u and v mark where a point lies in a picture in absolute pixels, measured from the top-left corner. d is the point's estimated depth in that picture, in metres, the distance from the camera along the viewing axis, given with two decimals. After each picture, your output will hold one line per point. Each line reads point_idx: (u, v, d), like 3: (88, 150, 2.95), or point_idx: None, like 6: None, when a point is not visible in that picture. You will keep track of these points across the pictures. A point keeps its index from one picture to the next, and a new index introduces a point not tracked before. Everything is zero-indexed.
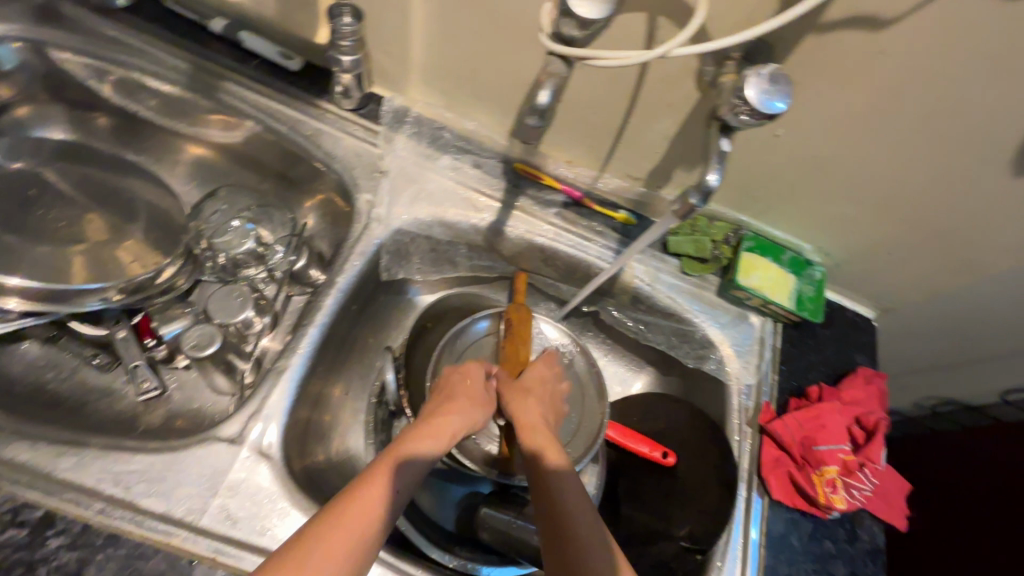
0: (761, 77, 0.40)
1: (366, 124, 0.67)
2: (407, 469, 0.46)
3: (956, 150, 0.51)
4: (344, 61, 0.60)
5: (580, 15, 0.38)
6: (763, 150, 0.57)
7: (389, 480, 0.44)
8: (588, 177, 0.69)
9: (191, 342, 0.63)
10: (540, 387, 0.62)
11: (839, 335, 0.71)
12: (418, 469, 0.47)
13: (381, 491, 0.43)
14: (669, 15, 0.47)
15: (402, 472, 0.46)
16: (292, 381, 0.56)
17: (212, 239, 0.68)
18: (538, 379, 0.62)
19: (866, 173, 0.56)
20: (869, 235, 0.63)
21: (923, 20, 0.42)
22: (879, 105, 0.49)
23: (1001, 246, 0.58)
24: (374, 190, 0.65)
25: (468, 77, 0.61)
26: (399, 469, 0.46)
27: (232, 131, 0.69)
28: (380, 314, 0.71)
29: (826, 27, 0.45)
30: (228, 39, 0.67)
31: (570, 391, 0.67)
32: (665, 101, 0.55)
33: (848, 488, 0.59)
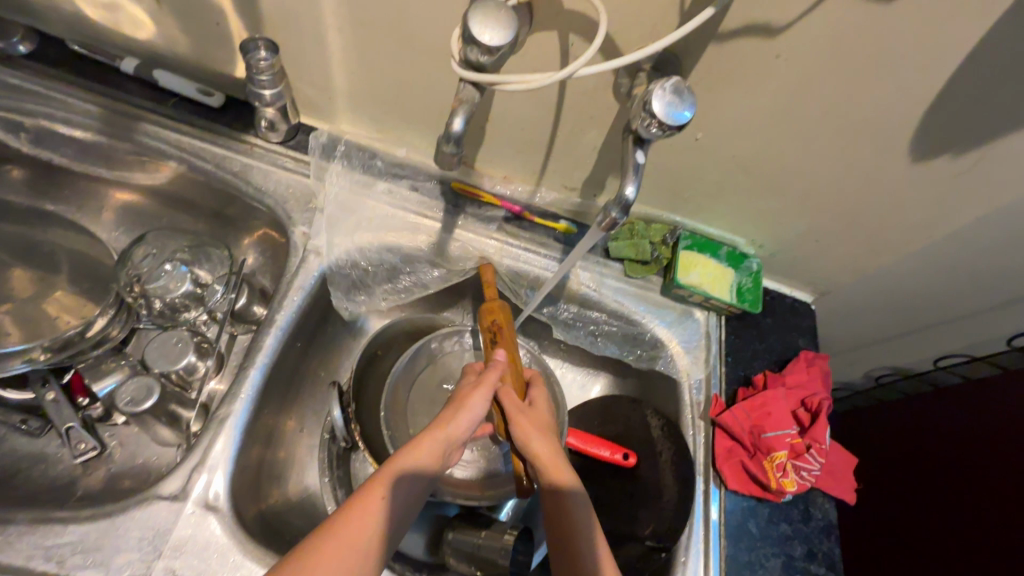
0: (666, 90, 0.42)
1: (296, 155, 0.67)
2: (397, 495, 0.45)
3: (861, 140, 0.53)
4: (266, 94, 0.59)
5: (484, 42, 0.39)
6: (687, 154, 0.59)
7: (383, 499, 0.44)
8: (525, 192, 0.70)
9: (127, 397, 0.61)
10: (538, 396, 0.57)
11: (780, 322, 0.74)
12: (413, 484, 0.46)
13: (375, 513, 0.43)
14: (576, 32, 0.48)
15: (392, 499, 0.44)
16: (237, 427, 0.55)
17: (145, 284, 0.64)
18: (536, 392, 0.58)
19: (784, 169, 0.58)
20: (795, 225, 0.66)
21: (811, 24, 0.44)
22: (784, 104, 0.51)
23: (912, 225, 0.62)
24: (309, 222, 0.64)
25: (393, 102, 0.61)
26: (392, 488, 0.45)
27: (156, 172, 0.67)
28: (329, 346, 0.70)
29: (726, 36, 0.47)
30: (142, 80, 0.65)
31: None
32: (586, 115, 0.56)
33: (798, 470, 0.61)
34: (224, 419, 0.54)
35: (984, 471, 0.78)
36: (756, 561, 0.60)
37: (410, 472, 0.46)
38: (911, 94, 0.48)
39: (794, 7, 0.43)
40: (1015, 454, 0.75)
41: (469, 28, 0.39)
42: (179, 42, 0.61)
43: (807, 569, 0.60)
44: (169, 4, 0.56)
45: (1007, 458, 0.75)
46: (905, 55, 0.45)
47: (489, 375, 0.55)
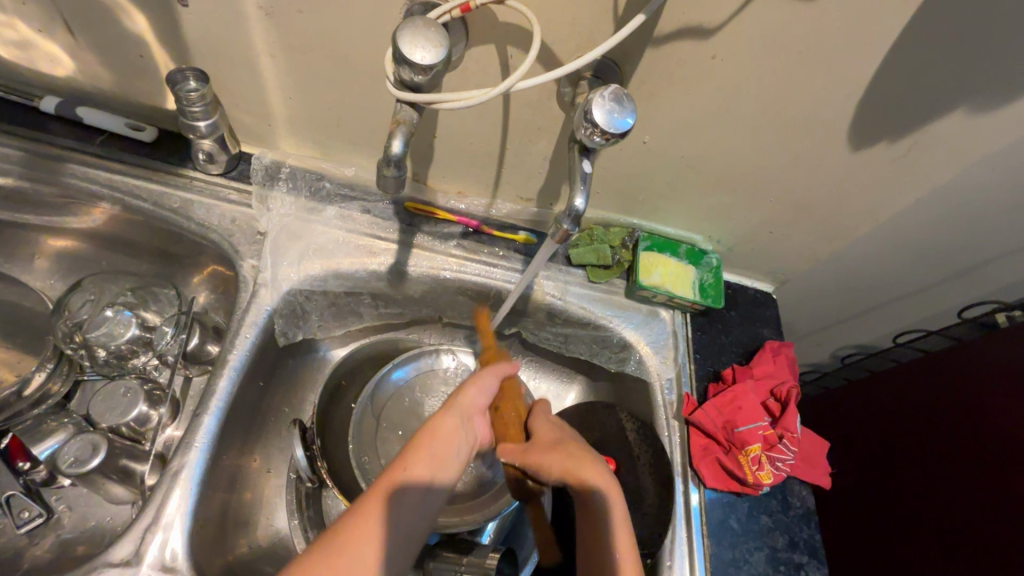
0: (605, 98, 0.42)
1: (238, 186, 0.64)
2: (400, 506, 0.43)
3: (802, 132, 0.54)
4: (200, 126, 0.57)
5: (416, 61, 0.38)
6: (636, 158, 0.59)
7: (383, 514, 0.42)
8: (481, 206, 0.68)
9: (70, 459, 0.56)
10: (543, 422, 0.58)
11: (744, 314, 0.75)
12: (413, 496, 0.45)
13: (376, 528, 0.41)
14: (515, 44, 0.47)
15: (395, 511, 0.43)
16: (194, 478, 0.52)
17: (86, 333, 0.61)
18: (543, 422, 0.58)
19: (733, 165, 0.59)
20: (749, 219, 0.67)
21: (740, 25, 0.45)
22: (723, 103, 0.52)
23: (859, 209, 0.64)
24: (258, 254, 0.62)
25: (336, 124, 0.60)
26: (393, 502, 0.43)
27: (89, 215, 0.63)
28: (290, 380, 0.67)
29: (662, 40, 0.46)
30: (66, 118, 0.62)
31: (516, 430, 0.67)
32: (533, 126, 0.56)
33: (772, 461, 0.61)
34: (178, 472, 0.51)
35: (947, 440, 0.80)
36: (740, 557, 0.60)
37: (413, 482, 0.45)
38: (843, 85, 0.49)
39: (726, 9, 0.43)
40: (974, 421, 0.77)
41: (399, 49, 0.38)
42: (101, 77, 0.58)
43: (790, 559, 0.61)
44: (85, 37, 0.53)
45: (967, 425, 0.78)
46: (835, 48, 0.46)
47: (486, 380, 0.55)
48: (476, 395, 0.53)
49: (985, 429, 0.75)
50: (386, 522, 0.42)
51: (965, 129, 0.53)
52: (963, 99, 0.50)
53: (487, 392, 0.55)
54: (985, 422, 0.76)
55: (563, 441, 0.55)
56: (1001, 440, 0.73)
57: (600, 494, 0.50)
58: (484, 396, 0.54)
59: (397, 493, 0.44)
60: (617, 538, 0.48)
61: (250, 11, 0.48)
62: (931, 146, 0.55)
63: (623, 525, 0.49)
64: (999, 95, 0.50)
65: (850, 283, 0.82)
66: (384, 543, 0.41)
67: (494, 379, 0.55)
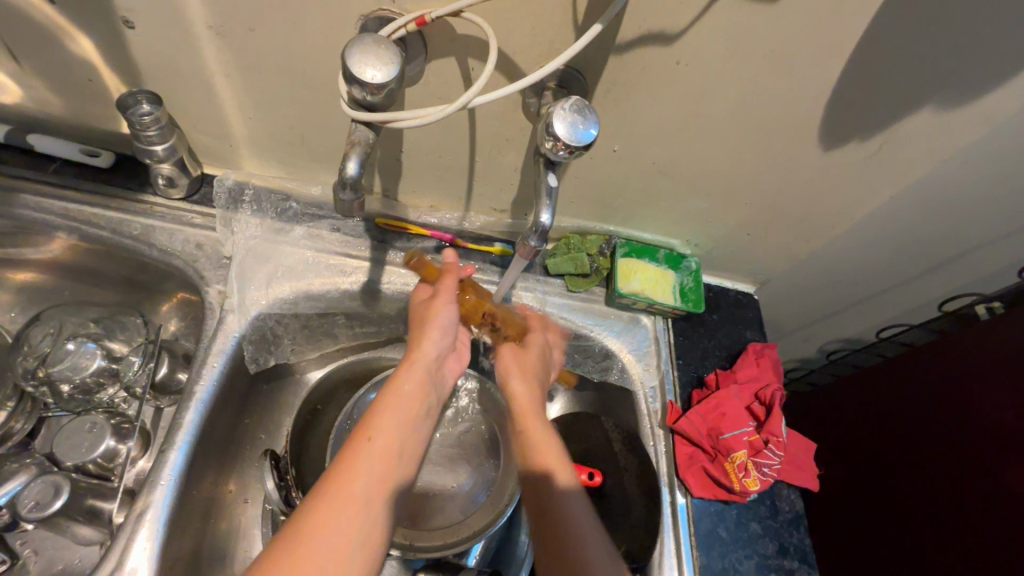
0: (567, 110, 0.41)
1: (201, 210, 0.62)
2: (370, 467, 0.43)
3: (772, 134, 0.54)
4: (157, 149, 0.55)
5: (367, 80, 0.37)
6: (608, 166, 0.58)
7: (354, 480, 0.41)
8: (454, 219, 0.67)
9: (30, 503, 0.53)
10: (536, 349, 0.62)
11: (727, 317, 0.74)
12: (381, 456, 0.44)
13: (347, 494, 0.40)
14: (476, 56, 0.46)
15: (366, 473, 0.42)
16: (161, 516, 0.50)
17: (49, 369, 0.59)
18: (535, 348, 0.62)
19: (705, 170, 0.58)
20: (726, 222, 0.66)
21: (702, 31, 0.44)
22: (690, 108, 0.51)
23: (834, 209, 0.64)
24: (224, 279, 0.60)
25: (300, 142, 0.58)
26: (360, 463, 0.42)
27: (46, 246, 0.61)
28: (265, 405, 0.65)
29: (625, 48, 0.45)
30: (18, 146, 0.60)
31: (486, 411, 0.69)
32: (501, 138, 0.54)
33: (759, 467, 0.60)
34: (143, 512, 0.49)
35: (932, 433, 0.80)
36: (730, 567, 0.59)
37: (380, 441, 0.44)
38: (810, 88, 0.49)
39: (688, 13, 0.42)
40: (958, 414, 0.77)
41: (348, 68, 0.37)
42: (51, 102, 0.56)
43: (781, 566, 0.60)
44: (29, 63, 0.51)
45: (951, 418, 0.78)
46: (801, 50, 0.45)
47: (443, 315, 0.54)
48: (434, 340, 0.53)
49: (968, 420, 0.76)
50: (357, 486, 0.41)
51: (934, 126, 0.53)
52: (932, 96, 0.50)
53: (447, 329, 0.55)
54: (968, 414, 0.76)
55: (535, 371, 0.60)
56: (985, 431, 0.73)
57: (541, 427, 0.56)
58: (442, 339, 0.54)
59: (363, 452, 0.43)
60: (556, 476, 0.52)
61: (199, 31, 0.46)
62: (902, 143, 0.55)
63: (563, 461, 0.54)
64: (965, 91, 0.49)
65: (831, 280, 0.82)
66: (359, 506, 0.40)
67: (449, 313, 0.55)
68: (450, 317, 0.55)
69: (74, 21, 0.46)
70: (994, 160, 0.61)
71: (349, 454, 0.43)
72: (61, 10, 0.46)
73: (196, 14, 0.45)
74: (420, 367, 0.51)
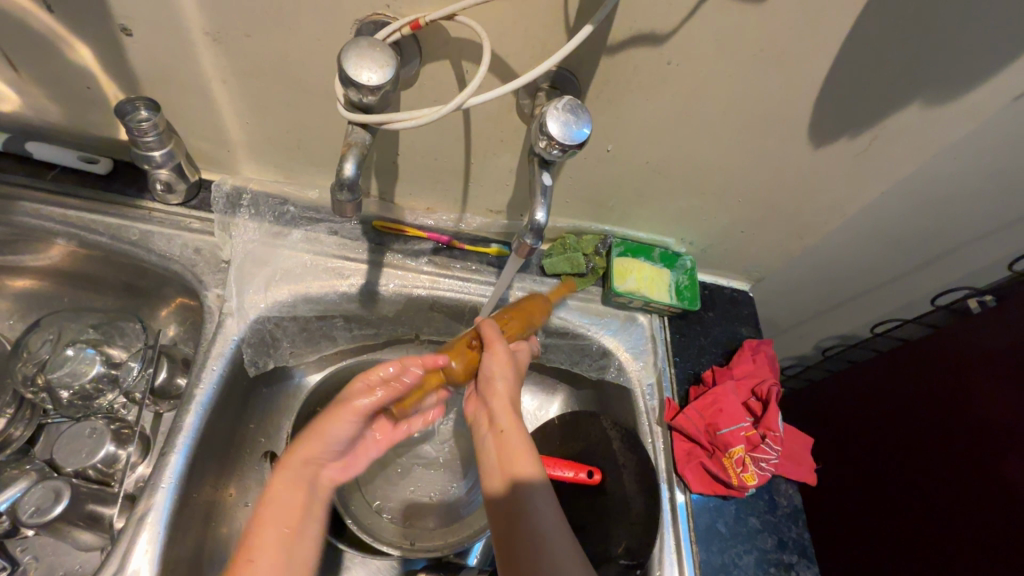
0: (560, 110, 0.41)
1: (200, 215, 0.63)
2: None
3: (763, 132, 0.54)
4: (154, 155, 0.56)
5: (363, 82, 0.38)
6: (603, 166, 0.59)
7: None
8: (450, 221, 0.68)
9: (30, 508, 0.53)
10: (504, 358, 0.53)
11: (722, 314, 0.75)
12: None
13: None
14: (469, 58, 0.46)
15: None
16: (162, 520, 0.50)
17: (48, 375, 0.59)
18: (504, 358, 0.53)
19: (698, 168, 0.59)
20: (720, 220, 0.67)
21: (692, 30, 0.45)
22: (681, 107, 0.52)
23: (826, 205, 0.64)
24: (223, 283, 0.61)
25: (296, 146, 0.59)
26: None
27: (45, 253, 0.62)
28: (264, 409, 0.66)
29: (616, 48, 0.46)
30: (17, 154, 0.60)
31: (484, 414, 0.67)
32: (496, 139, 0.55)
33: (756, 462, 0.61)
34: (144, 515, 0.49)
35: (928, 427, 0.81)
36: (730, 562, 0.59)
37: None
38: (798, 86, 0.49)
39: (678, 13, 0.43)
40: (954, 407, 0.78)
41: (345, 71, 0.38)
42: (50, 110, 0.57)
43: (780, 560, 0.60)
44: (28, 72, 0.52)
45: (947, 412, 0.79)
46: (789, 48, 0.46)
47: (342, 412, 0.52)
48: (321, 447, 0.52)
49: (964, 414, 0.76)
50: None
51: (921, 121, 0.54)
52: (918, 92, 0.51)
53: (339, 441, 0.53)
54: (964, 407, 0.77)
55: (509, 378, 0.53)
56: (981, 424, 0.74)
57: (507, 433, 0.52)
58: (335, 445, 0.53)
59: None
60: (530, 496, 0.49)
61: (196, 37, 0.47)
62: (891, 138, 0.56)
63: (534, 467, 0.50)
64: (951, 87, 0.50)
65: (825, 275, 0.83)
66: None
67: (351, 418, 0.53)
68: (348, 426, 0.53)
69: (72, 29, 0.47)
70: (981, 154, 0.62)
71: None
72: (60, 18, 0.46)
73: (193, 20, 0.45)
74: (302, 481, 0.50)
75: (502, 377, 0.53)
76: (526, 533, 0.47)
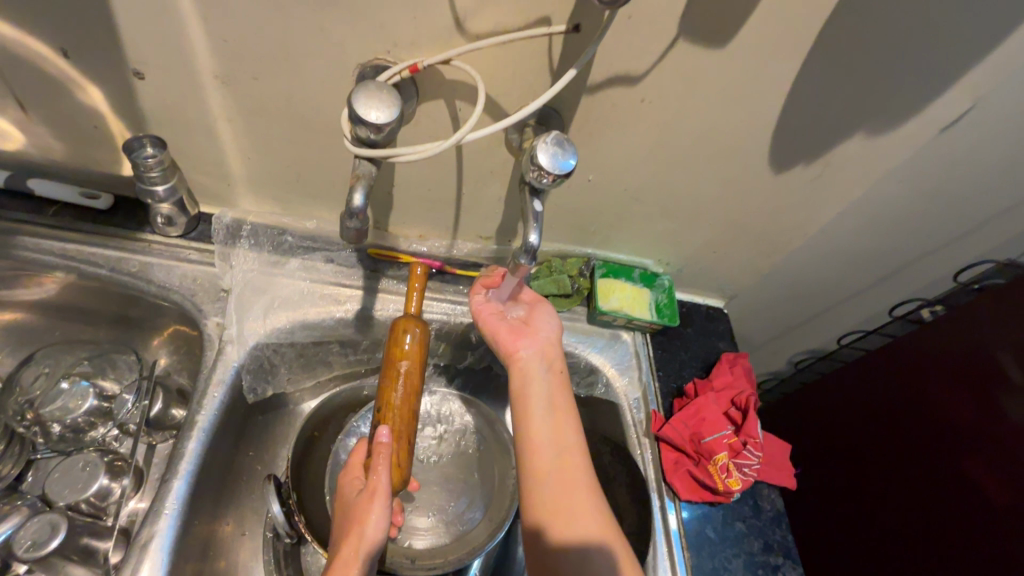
0: (549, 144, 0.46)
1: (199, 246, 0.65)
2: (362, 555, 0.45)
3: (728, 161, 0.60)
4: (158, 190, 0.58)
5: (371, 120, 0.42)
6: (584, 194, 0.64)
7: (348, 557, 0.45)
8: (443, 247, 0.70)
9: (26, 542, 0.52)
10: (539, 318, 0.63)
11: (700, 330, 0.79)
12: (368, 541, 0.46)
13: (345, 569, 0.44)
14: (463, 98, 0.51)
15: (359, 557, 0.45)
16: (164, 548, 0.50)
17: (40, 409, 0.59)
18: (538, 318, 0.63)
19: (671, 194, 0.64)
20: (694, 241, 0.72)
21: (661, 73, 0.50)
22: (654, 141, 0.57)
23: (790, 226, 0.70)
24: (222, 311, 0.62)
25: (296, 179, 0.61)
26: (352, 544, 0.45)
27: (41, 285, 0.62)
28: (260, 437, 0.66)
29: (595, 89, 0.51)
30: (16, 191, 0.62)
31: (487, 448, 0.68)
32: (486, 170, 0.59)
33: (740, 467, 0.64)
34: (147, 543, 0.49)
35: (895, 432, 0.86)
36: (720, 566, 0.62)
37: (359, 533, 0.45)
38: (757, 119, 0.55)
39: (649, 58, 0.49)
40: (915, 411, 0.84)
41: (356, 111, 0.42)
42: (53, 149, 0.59)
43: (767, 562, 0.63)
44: (37, 112, 0.54)
45: (909, 418, 0.84)
46: (746, 88, 0.52)
47: (379, 493, 0.47)
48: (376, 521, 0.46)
49: (925, 417, 0.82)
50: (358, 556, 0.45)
51: (866, 150, 0.60)
52: (859, 125, 0.57)
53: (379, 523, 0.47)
54: (924, 411, 0.82)
55: (538, 327, 0.62)
56: (941, 426, 0.79)
57: (547, 379, 0.59)
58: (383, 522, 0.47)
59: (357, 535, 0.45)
60: (567, 415, 0.57)
61: (205, 80, 0.50)
62: (842, 165, 0.62)
63: (567, 397, 0.58)
64: (888, 120, 0.57)
65: (795, 292, 0.89)
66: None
67: (385, 506, 0.47)
68: (384, 508, 0.47)
69: (85, 73, 0.50)
70: (920, 176, 0.69)
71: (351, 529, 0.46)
72: (75, 63, 0.49)
73: (205, 65, 0.49)
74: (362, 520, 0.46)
75: (547, 325, 0.62)
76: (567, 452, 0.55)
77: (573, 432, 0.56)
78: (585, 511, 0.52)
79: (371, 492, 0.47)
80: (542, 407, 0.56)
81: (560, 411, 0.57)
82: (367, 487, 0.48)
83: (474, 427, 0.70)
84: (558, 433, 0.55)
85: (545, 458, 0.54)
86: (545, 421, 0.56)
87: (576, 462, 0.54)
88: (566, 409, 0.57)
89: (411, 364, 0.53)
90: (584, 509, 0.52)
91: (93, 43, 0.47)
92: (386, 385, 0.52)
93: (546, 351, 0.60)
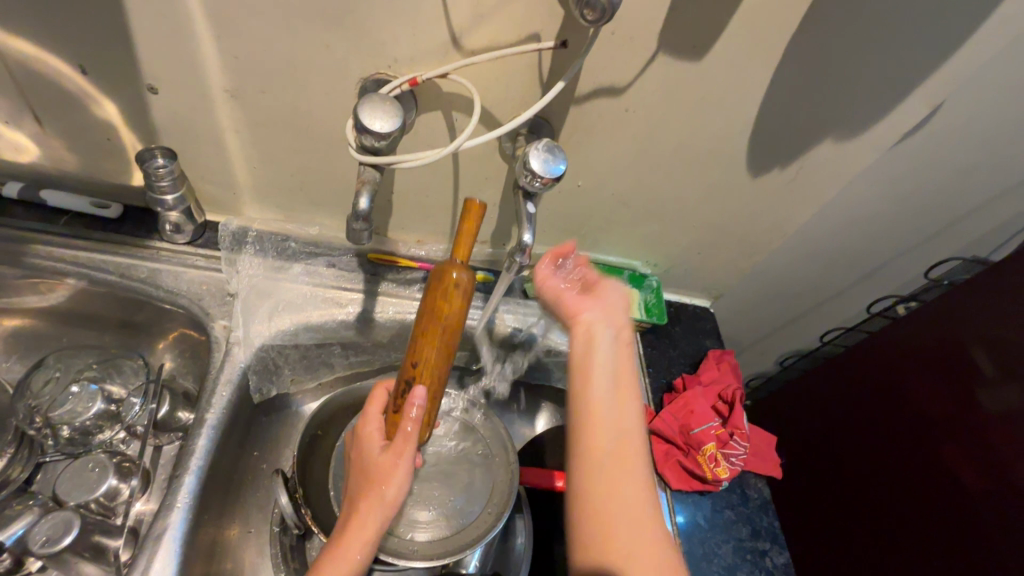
0: (540, 150, 0.49)
1: (206, 253, 0.67)
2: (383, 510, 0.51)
3: (708, 166, 0.64)
4: (167, 199, 0.61)
5: (376, 129, 0.45)
6: (574, 199, 0.68)
7: (373, 512, 0.50)
8: (441, 251, 0.73)
9: (40, 538, 0.54)
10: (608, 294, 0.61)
11: (686, 328, 0.83)
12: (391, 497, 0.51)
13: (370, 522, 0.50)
14: (459, 109, 0.54)
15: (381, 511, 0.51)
16: (176, 541, 0.52)
17: (49, 413, 0.61)
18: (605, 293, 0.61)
19: (656, 198, 0.68)
20: (679, 243, 0.76)
21: (643, 85, 0.54)
22: (638, 147, 0.61)
23: (769, 227, 0.74)
24: (228, 314, 0.65)
25: (300, 188, 0.64)
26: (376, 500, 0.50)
27: (51, 292, 0.64)
28: (264, 436, 0.68)
29: (582, 100, 0.55)
30: (28, 202, 0.64)
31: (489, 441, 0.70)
32: (481, 177, 0.63)
33: (727, 457, 0.67)
34: (161, 534, 0.51)
35: (876, 424, 0.90)
36: (710, 552, 0.64)
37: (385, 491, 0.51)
38: (733, 126, 0.59)
39: (632, 70, 0.52)
40: (894, 402, 0.87)
41: (360, 121, 0.45)
42: (66, 160, 0.61)
43: (755, 548, 0.66)
44: (52, 126, 0.57)
45: (890, 409, 0.88)
46: (721, 98, 0.56)
47: (408, 453, 0.51)
48: (398, 482, 0.51)
49: (904, 408, 0.85)
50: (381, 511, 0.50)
51: (836, 155, 0.64)
52: (828, 132, 0.61)
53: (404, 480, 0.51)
54: (903, 403, 0.86)
55: (607, 300, 0.61)
56: (919, 416, 0.83)
57: (611, 349, 0.58)
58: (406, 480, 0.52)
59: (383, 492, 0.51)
60: (630, 391, 0.56)
61: (216, 94, 0.53)
62: (815, 169, 0.66)
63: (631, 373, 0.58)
64: (855, 126, 0.61)
65: (777, 292, 0.93)
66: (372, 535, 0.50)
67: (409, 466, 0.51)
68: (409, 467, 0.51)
69: (101, 88, 0.53)
70: (887, 179, 0.73)
71: (375, 487, 0.51)
72: (92, 79, 0.52)
73: (216, 80, 0.52)
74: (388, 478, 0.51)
75: (614, 297, 0.61)
76: (624, 429, 0.54)
77: (633, 408, 0.55)
78: (633, 494, 0.51)
79: (396, 454, 0.51)
80: (606, 375, 0.56)
81: (624, 387, 0.56)
82: (393, 449, 0.51)
83: (473, 423, 0.72)
84: (619, 408, 0.55)
85: (604, 425, 0.53)
86: (605, 397, 0.55)
87: (634, 442, 0.53)
88: (630, 384, 0.56)
89: (451, 319, 0.51)
90: (633, 493, 0.51)
91: (110, 60, 0.50)
92: (423, 342, 0.50)
93: (613, 319, 0.60)
